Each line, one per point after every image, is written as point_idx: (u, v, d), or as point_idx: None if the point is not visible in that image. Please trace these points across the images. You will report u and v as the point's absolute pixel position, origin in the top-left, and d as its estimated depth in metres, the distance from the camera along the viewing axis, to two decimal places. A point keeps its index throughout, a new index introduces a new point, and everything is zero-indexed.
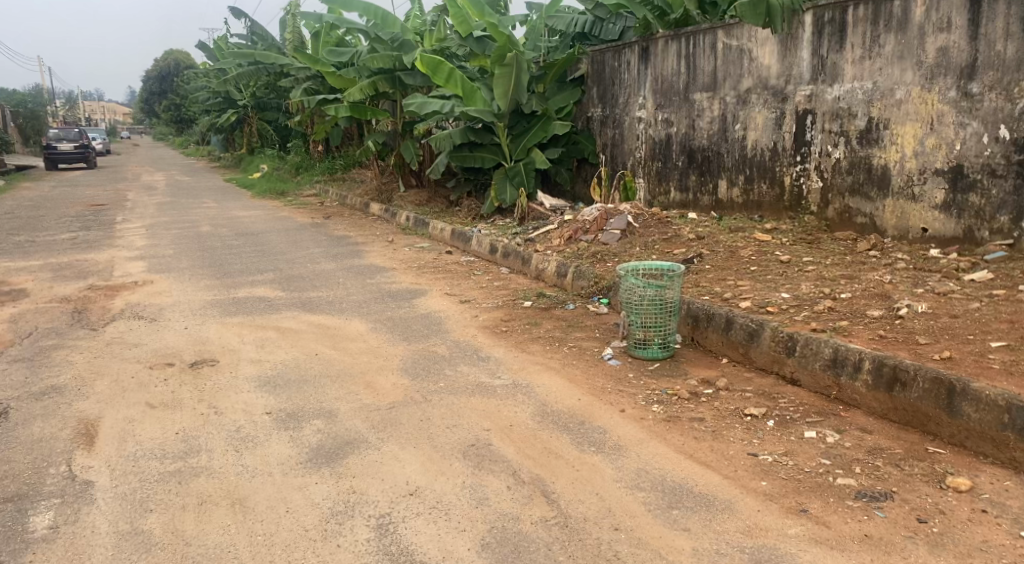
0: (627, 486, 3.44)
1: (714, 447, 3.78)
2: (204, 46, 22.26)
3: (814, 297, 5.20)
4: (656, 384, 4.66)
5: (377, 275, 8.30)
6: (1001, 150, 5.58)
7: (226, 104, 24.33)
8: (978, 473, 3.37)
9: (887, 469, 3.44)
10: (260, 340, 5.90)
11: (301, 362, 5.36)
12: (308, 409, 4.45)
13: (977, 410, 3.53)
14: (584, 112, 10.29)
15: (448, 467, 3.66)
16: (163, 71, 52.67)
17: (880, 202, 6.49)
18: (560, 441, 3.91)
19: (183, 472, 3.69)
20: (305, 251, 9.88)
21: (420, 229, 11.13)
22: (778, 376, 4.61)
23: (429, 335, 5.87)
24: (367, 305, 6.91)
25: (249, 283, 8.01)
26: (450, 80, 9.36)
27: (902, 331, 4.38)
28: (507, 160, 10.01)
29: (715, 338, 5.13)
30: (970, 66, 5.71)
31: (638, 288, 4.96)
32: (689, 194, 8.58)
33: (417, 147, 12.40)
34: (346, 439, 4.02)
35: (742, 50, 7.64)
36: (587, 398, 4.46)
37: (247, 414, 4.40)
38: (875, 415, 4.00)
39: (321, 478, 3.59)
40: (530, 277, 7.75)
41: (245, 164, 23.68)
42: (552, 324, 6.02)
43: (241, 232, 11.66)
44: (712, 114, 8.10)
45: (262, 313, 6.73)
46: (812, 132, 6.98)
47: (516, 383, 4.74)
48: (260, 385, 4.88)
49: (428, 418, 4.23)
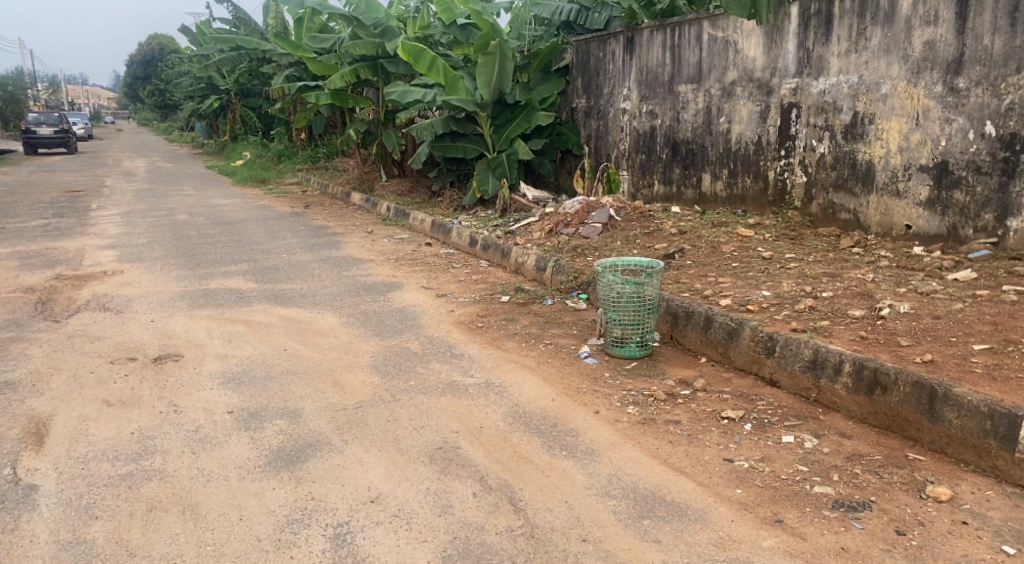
0: (597, 493, 3.31)
1: (689, 452, 3.66)
2: (186, 30, 21.89)
3: (796, 295, 5.08)
4: (633, 384, 4.53)
5: (353, 267, 8.12)
6: (987, 147, 5.47)
7: (209, 91, 23.91)
8: (959, 482, 3.26)
9: (866, 478, 3.32)
10: (228, 335, 5.72)
11: (269, 358, 5.19)
12: (270, 409, 4.29)
13: (959, 416, 3.42)
14: (569, 103, 10.12)
15: (412, 472, 3.52)
16: (147, 56, 51.89)
17: (864, 198, 6.39)
18: (530, 444, 3.77)
19: (134, 475, 3.55)
20: (281, 240, 9.68)
21: (401, 220, 10.95)
22: (757, 377, 4.49)
23: (403, 330, 5.72)
24: (341, 298, 6.74)
25: (221, 274, 7.82)
26: (432, 68, 9.16)
27: (884, 332, 4.27)
28: (489, 151, 9.84)
29: (694, 337, 5.01)
30: (957, 61, 5.60)
31: (616, 285, 4.83)
32: (673, 188, 8.44)
33: (399, 136, 12.19)
34: (309, 441, 3.87)
35: (727, 41, 7.49)
36: (561, 399, 4.33)
37: (208, 413, 4.24)
38: (854, 419, 3.89)
39: (279, 483, 3.45)
40: (510, 271, 7.62)
41: (227, 151, 23.32)
42: (529, 320, 5.87)
43: (217, 220, 11.43)
44: (696, 106, 7.96)
45: (232, 305, 6.56)
46: (797, 126, 6.87)
47: (489, 383, 4.60)
48: (224, 382, 4.72)
49: (395, 419, 4.08)
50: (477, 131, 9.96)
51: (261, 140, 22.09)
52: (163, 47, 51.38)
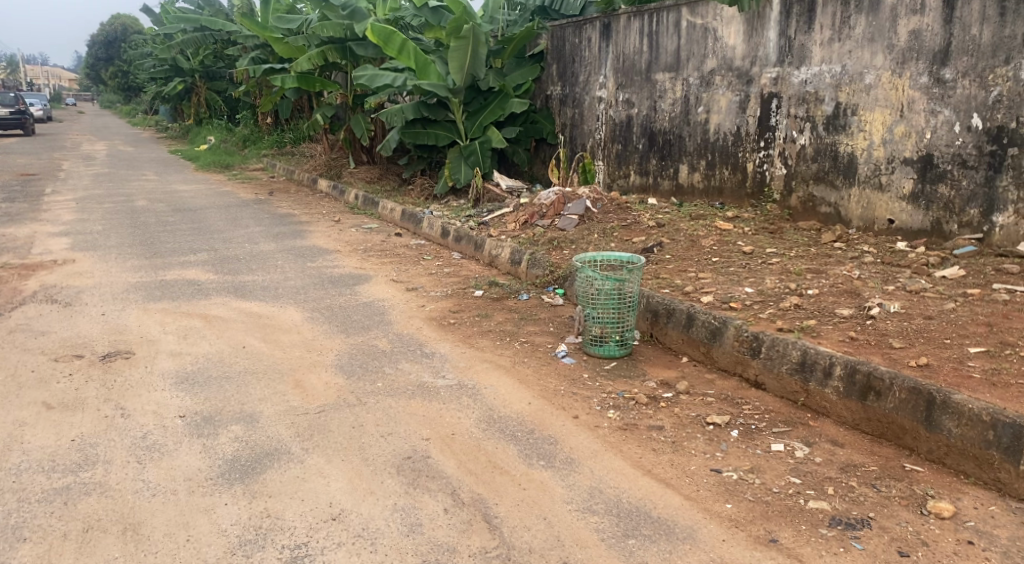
0: (578, 509, 3.08)
1: (674, 462, 3.44)
2: (148, 9, 21.15)
3: (780, 293, 4.88)
4: (613, 386, 4.31)
5: (319, 257, 7.79)
6: (974, 140, 5.32)
7: (173, 73, 23.14)
8: (961, 496, 3.09)
9: (863, 492, 3.14)
10: (183, 330, 5.38)
11: (226, 356, 4.88)
12: (226, 413, 3.99)
13: (958, 425, 3.24)
14: (543, 91, 9.86)
15: (378, 486, 3.25)
16: (110, 36, 50.32)
17: (845, 191, 6.22)
18: (505, 454, 3.52)
19: (71, 489, 3.24)
20: (244, 229, 9.29)
21: (369, 209, 10.61)
22: (742, 379, 4.29)
23: (370, 327, 5.44)
24: (305, 292, 6.42)
25: (179, 265, 7.44)
26: (402, 51, 8.83)
27: (874, 333, 4.09)
28: (462, 138, 9.54)
29: (675, 336, 4.79)
30: (943, 51, 5.43)
31: (596, 281, 4.61)
32: (649, 178, 8.22)
33: (368, 122, 11.84)
34: (266, 449, 3.58)
35: (706, 28, 7.26)
36: (538, 402, 4.08)
37: (158, 418, 3.93)
38: (846, 425, 3.70)
39: (231, 498, 3.17)
40: (483, 263, 7.36)
41: (192, 136, 22.63)
42: (503, 316, 5.62)
43: (178, 207, 10.98)
44: (674, 96, 7.74)
45: (189, 298, 6.20)
46: (777, 116, 6.68)
47: (462, 384, 4.34)
48: (176, 383, 4.39)
49: (360, 425, 3.81)
50: (449, 118, 9.64)
51: (227, 124, 21.45)
52: (127, 27, 49.85)
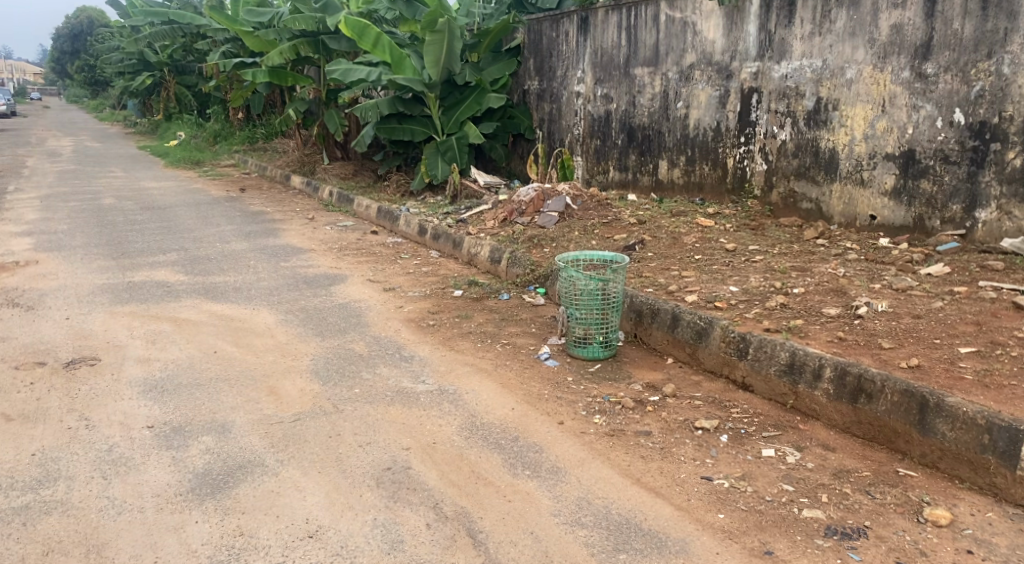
0: (566, 522, 2.97)
1: (663, 469, 3.34)
2: (115, 2, 20.69)
3: (765, 291, 4.80)
4: (598, 389, 4.20)
5: (293, 256, 7.60)
6: (956, 136, 5.27)
7: (142, 68, 22.65)
8: (956, 503, 3.02)
9: (857, 499, 3.06)
10: (151, 335, 5.18)
11: (196, 362, 4.69)
12: (196, 422, 3.82)
13: (953, 428, 3.18)
14: (521, 85, 9.72)
15: (357, 500, 3.11)
16: (76, 30, 49.26)
17: (827, 187, 6.16)
18: (488, 463, 3.40)
19: (30, 509, 3.06)
20: (216, 227, 9.05)
21: (344, 206, 10.42)
22: (728, 380, 4.20)
23: (346, 330, 5.28)
24: (279, 293, 6.24)
25: (148, 265, 7.22)
26: (377, 45, 8.63)
27: (863, 333, 4.02)
28: (438, 134, 9.38)
29: (660, 337, 4.69)
30: (925, 46, 5.38)
31: (579, 281, 4.49)
32: (628, 174, 8.13)
33: (342, 117, 11.62)
34: (238, 461, 3.43)
35: (685, 22, 7.16)
36: (522, 408, 3.96)
37: (125, 429, 3.74)
38: (836, 428, 3.63)
39: (202, 515, 3.01)
40: (462, 262, 7.23)
41: (160, 131, 22.16)
42: (484, 317, 5.49)
43: (147, 205, 10.69)
44: (653, 91, 7.63)
45: (158, 301, 5.99)
46: (757, 111, 6.61)
47: (443, 390, 4.20)
48: (145, 392, 4.20)
49: (336, 434, 3.66)
50: (425, 113, 9.47)
51: (197, 120, 21.03)
52: (93, 20, 48.78)
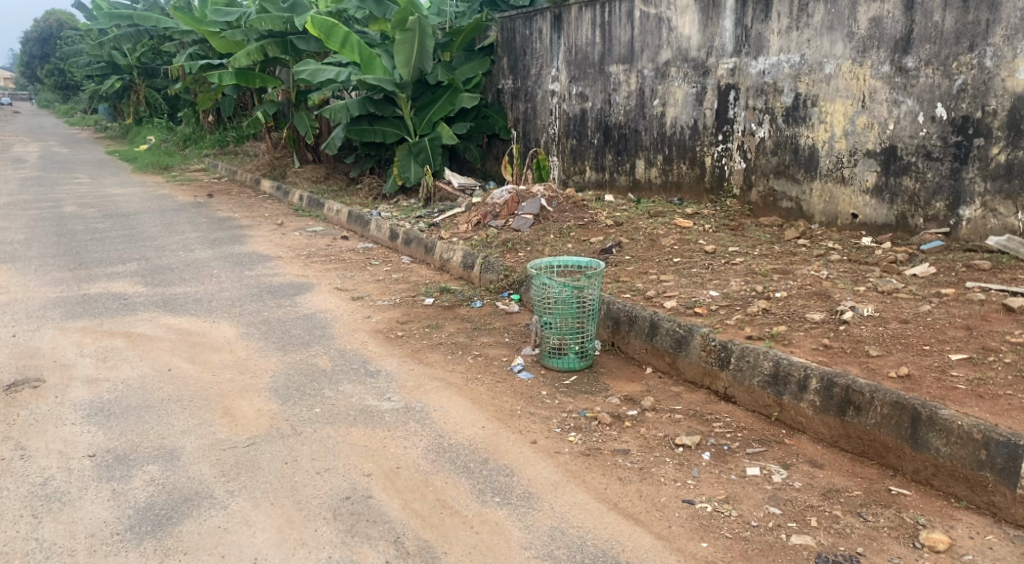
0: (538, 556, 2.76)
1: (642, 492, 3.12)
2: (80, 5, 20.21)
3: (746, 296, 4.60)
4: (574, 404, 3.98)
5: (259, 264, 7.32)
6: (938, 131, 5.12)
7: (110, 71, 22.15)
8: (953, 524, 2.84)
9: (848, 522, 2.88)
10: (102, 352, 4.89)
11: (148, 381, 4.41)
12: (141, 450, 3.54)
13: (947, 443, 2.99)
14: (494, 84, 9.49)
15: (311, 535, 2.88)
16: (45, 33, 48.33)
17: (807, 185, 5.98)
18: (455, 489, 3.17)
19: None
20: (180, 235, 8.74)
21: (315, 210, 10.12)
22: (710, 392, 4.00)
23: (310, 343, 5.02)
24: (241, 304, 5.96)
25: (105, 276, 6.92)
26: (346, 45, 8.37)
27: (849, 340, 3.82)
28: (410, 135, 9.13)
29: (638, 345, 4.48)
30: (905, 39, 5.21)
31: (552, 289, 4.27)
32: (605, 174, 7.92)
33: (312, 119, 11.34)
34: (184, 493, 3.17)
35: (660, 18, 6.96)
36: (492, 426, 3.73)
37: (63, 459, 3.46)
38: (823, 442, 3.44)
39: (140, 558, 2.77)
40: (434, 268, 6.99)
41: (131, 135, 21.69)
42: (455, 327, 5.27)
43: (109, 213, 10.32)
44: (628, 89, 7.43)
45: (113, 315, 5.70)
46: (734, 109, 6.43)
47: (409, 407, 3.97)
48: (89, 416, 3.92)
49: (293, 460, 3.41)
50: (397, 114, 9.21)
51: (168, 123, 20.58)
52: (63, 23, 47.86)
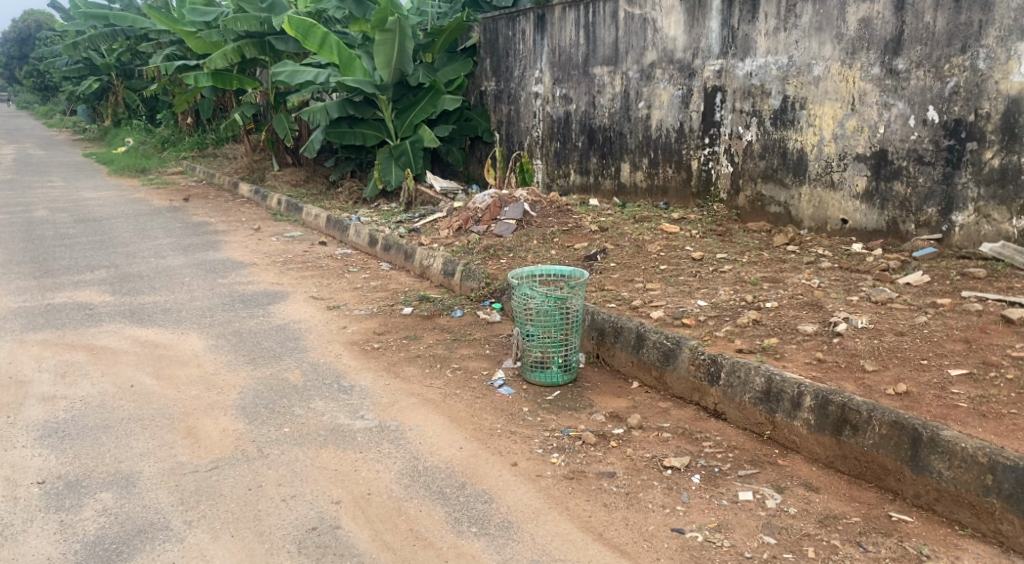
0: None
1: (629, 520, 2.94)
2: (56, 5, 19.82)
3: (735, 306, 4.43)
4: (558, 421, 3.78)
5: (233, 272, 7.08)
6: (929, 135, 4.97)
7: (88, 71, 21.72)
8: (958, 555, 2.69)
9: (848, 553, 2.71)
10: (63, 367, 4.65)
11: (108, 398, 4.18)
12: (96, 475, 3.32)
13: (950, 467, 2.84)
14: (477, 86, 9.28)
15: None
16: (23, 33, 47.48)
17: (796, 190, 5.83)
18: (429, 518, 2.98)
19: None
20: (154, 241, 8.48)
21: (294, 215, 9.87)
22: (699, 408, 3.82)
23: (281, 356, 4.80)
24: (212, 314, 5.73)
25: (72, 284, 6.66)
26: (324, 45, 8.15)
27: (843, 354, 3.66)
28: (391, 138, 8.91)
29: (624, 358, 4.30)
30: (896, 41, 5.07)
31: (533, 300, 4.09)
32: (590, 178, 7.74)
33: (291, 121, 11.10)
34: (138, 525, 2.96)
35: (645, 19, 6.79)
36: (471, 446, 3.54)
37: (11, 487, 3.23)
38: (818, 463, 3.27)
39: None
40: (414, 275, 6.79)
41: (109, 137, 21.26)
42: (434, 338, 5.06)
43: (81, 218, 10.03)
44: (613, 90, 7.26)
45: (76, 326, 5.44)
46: (721, 111, 6.26)
47: (383, 427, 3.76)
48: (42, 437, 3.69)
49: (258, 486, 3.21)
50: (378, 116, 8.98)
51: (146, 125, 20.17)
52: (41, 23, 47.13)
